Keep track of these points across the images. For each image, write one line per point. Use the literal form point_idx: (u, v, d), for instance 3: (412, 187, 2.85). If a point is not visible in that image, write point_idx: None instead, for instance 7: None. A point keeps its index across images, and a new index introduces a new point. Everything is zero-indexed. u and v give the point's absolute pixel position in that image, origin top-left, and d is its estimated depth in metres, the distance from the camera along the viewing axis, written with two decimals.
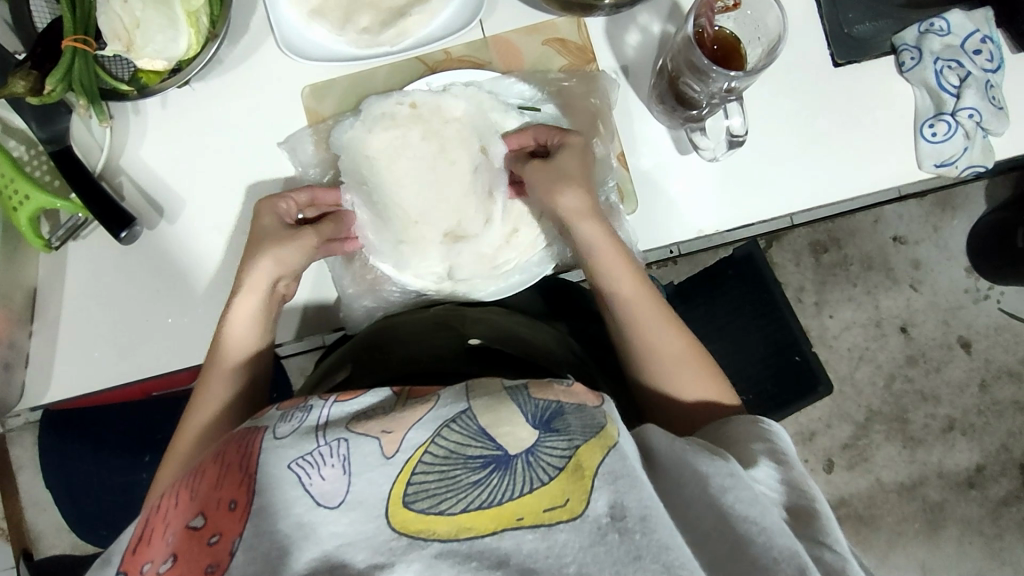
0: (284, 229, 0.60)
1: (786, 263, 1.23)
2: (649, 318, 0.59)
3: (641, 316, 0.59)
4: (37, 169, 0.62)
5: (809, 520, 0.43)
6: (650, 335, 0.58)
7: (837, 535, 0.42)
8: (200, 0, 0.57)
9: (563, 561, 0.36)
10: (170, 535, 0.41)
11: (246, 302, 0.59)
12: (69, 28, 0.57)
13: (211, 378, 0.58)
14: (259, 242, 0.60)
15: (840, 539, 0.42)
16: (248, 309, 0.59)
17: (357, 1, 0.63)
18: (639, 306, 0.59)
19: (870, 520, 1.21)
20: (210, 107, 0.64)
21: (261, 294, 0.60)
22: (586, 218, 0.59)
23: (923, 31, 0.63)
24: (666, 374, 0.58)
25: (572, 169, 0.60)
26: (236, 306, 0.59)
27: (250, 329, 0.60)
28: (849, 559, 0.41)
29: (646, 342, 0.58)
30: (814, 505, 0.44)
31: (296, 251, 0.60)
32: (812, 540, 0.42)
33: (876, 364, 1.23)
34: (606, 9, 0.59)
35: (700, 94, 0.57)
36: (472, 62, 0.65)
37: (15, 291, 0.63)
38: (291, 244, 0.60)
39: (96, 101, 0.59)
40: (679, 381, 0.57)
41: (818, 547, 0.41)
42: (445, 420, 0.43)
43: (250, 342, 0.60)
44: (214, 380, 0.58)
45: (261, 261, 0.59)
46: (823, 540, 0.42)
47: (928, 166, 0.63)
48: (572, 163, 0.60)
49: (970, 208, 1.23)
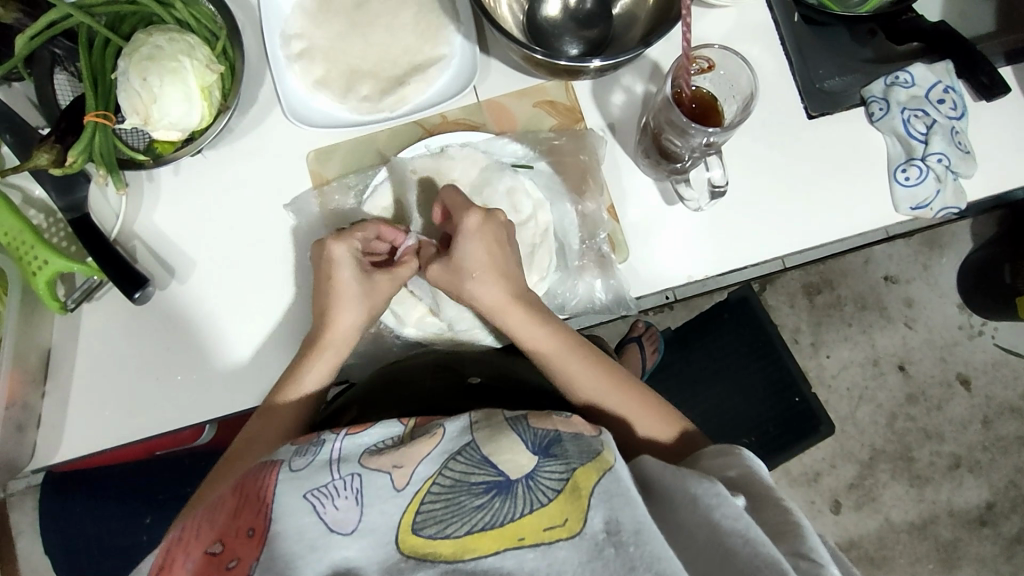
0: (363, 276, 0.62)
1: (781, 305, 1.24)
2: (588, 376, 0.61)
3: (582, 378, 0.61)
4: (55, 236, 0.66)
5: (787, 535, 0.44)
6: (595, 391, 0.61)
7: (815, 544, 0.43)
8: (213, 76, 0.62)
9: None
10: (189, 561, 0.44)
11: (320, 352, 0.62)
12: (91, 104, 0.61)
13: (257, 418, 0.60)
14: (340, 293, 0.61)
15: (819, 550, 0.43)
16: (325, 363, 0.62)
17: (358, 72, 0.68)
18: (570, 377, 0.61)
19: (882, 562, 1.20)
20: (220, 174, 0.68)
21: (342, 345, 0.62)
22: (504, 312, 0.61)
23: (889, 83, 0.68)
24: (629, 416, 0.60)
25: (483, 260, 0.60)
26: (317, 356, 0.62)
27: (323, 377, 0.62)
28: (827, 567, 0.42)
29: (595, 396, 0.61)
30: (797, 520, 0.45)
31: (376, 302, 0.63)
32: (792, 553, 0.43)
33: (876, 403, 1.24)
34: (592, 73, 0.63)
35: (682, 149, 0.61)
36: (467, 125, 0.69)
37: (31, 353, 0.65)
38: (371, 292, 0.62)
39: (114, 170, 0.63)
40: (654, 420, 0.60)
41: (793, 558, 0.42)
42: (451, 452, 0.46)
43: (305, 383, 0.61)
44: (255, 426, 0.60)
45: (343, 313, 0.61)
46: (800, 551, 0.43)
47: (904, 209, 0.66)
48: (474, 250, 0.59)
49: (957, 247, 1.26)
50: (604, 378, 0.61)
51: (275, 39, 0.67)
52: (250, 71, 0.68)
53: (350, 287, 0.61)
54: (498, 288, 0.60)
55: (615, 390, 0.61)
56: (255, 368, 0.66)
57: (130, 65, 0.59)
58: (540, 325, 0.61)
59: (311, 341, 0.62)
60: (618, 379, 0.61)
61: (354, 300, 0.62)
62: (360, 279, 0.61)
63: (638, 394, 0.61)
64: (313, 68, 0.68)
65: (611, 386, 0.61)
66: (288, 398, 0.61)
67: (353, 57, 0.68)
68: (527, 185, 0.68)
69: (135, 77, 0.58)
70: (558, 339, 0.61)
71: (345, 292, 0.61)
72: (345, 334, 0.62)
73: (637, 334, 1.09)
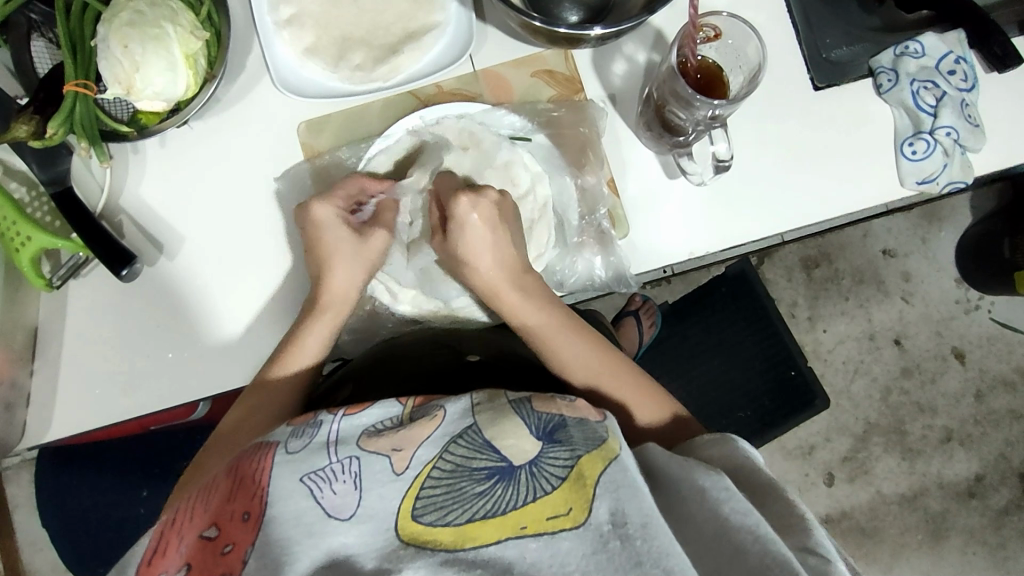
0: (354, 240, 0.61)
1: (778, 279, 1.24)
2: (586, 358, 0.60)
3: (578, 360, 0.60)
4: (38, 211, 0.63)
5: (791, 530, 0.44)
6: (595, 372, 0.60)
7: (822, 539, 0.43)
8: (198, 43, 0.59)
9: (566, 569, 0.39)
10: (183, 545, 0.43)
11: (317, 321, 0.61)
12: (71, 73, 0.58)
13: (247, 395, 0.59)
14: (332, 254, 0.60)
15: (826, 545, 0.43)
16: (318, 332, 0.61)
17: (350, 39, 0.65)
18: (574, 353, 0.60)
19: (873, 533, 1.22)
20: (209, 147, 0.66)
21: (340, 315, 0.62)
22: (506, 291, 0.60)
23: (898, 54, 0.65)
24: (624, 399, 0.59)
25: (480, 239, 0.59)
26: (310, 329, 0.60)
27: (312, 356, 0.61)
28: (835, 563, 0.41)
29: (591, 378, 0.60)
30: (802, 513, 0.45)
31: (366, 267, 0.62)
32: (799, 548, 0.43)
33: (871, 376, 1.24)
34: (592, 42, 0.61)
35: (686, 122, 0.59)
36: (463, 95, 0.67)
37: (17, 330, 0.64)
38: (360, 254, 0.61)
39: (97, 143, 0.60)
40: (652, 403, 0.60)
41: (801, 553, 0.42)
42: (452, 435, 0.45)
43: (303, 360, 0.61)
44: (248, 403, 0.59)
45: (336, 278, 0.60)
46: (806, 546, 0.43)
47: (910, 184, 0.65)
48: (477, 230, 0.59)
49: (956, 220, 1.25)
50: (604, 356, 0.61)
51: (263, 4, 0.64)
52: (236, 38, 0.66)
53: (341, 243, 0.60)
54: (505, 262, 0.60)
55: (616, 371, 0.60)
56: (245, 345, 0.65)
57: (109, 32, 0.56)
58: (541, 299, 0.60)
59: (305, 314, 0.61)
60: (616, 363, 0.61)
61: (348, 261, 0.61)
62: (352, 238, 0.61)
63: (636, 375, 0.61)
64: (302, 35, 0.65)
65: (610, 366, 0.60)
66: (288, 371, 0.60)
67: (344, 23, 0.65)
68: (525, 158, 0.65)
69: (115, 44, 0.56)
70: (555, 317, 0.60)
71: (334, 252, 0.60)
72: (344, 295, 0.61)
73: (635, 307, 1.09)
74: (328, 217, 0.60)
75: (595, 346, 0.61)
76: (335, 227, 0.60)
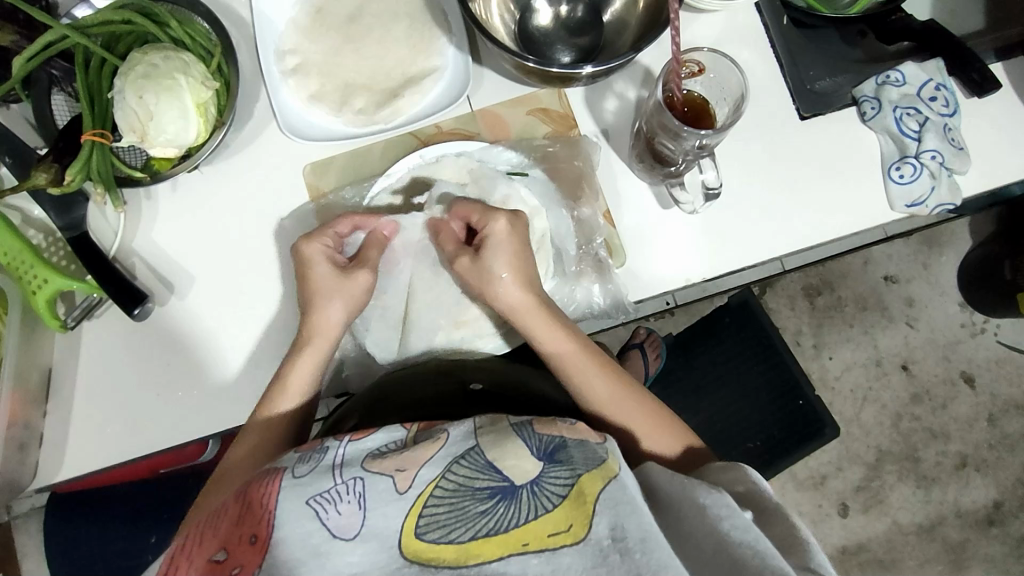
0: (341, 274, 0.62)
1: (782, 307, 1.24)
2: (597, 385, 0.61)
3: (588, 387, 0.61)
4: (54, 255, 0.66)
5: (794, 548, 0.45)
6: (605, 402, 0.60)
7: (823, 561, 0.44)
8: (209, 92, 0.62)
9: None
10: (193, 569, 0.44)
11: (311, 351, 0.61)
12: (88, 123, 0.61)
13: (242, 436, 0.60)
14: (320, 291, 0.61)
15: (827, 566, 0.44)
16: (313, 358, 0.61)
17: (352, 85, 0.69)
18: (588, 382, 0.61)
19: (892, 565, 1.19)
20: (220, 190, 0.68)
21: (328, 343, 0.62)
22: (529, 312, 0.61)
23: (880, 83, 0.68)
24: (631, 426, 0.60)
25: (512, 261, 0.61)
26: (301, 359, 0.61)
27: (306, 383, 0.61)
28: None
29: (601, 406, 0.61)
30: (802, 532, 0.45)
31: (353, 299, 0.62)
32: (801, 568, 0.44)
33: (881, 403, 1.23)
34: (584, 80, 0.63)
35: (676, 152, 0.61)
36: (461, 134, 0.69)
37: (32, 371, 0.65)
38: (354, 283, 0.62)
39: (112, 188, 0.63)
40: (656, 435, 0.60)
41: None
42: (455, 456, 0.46)
43: (301, 393, 0.61)
44: (242, 442, 0.59)
45: (322, 313, 0.61)
46: (807, 566, 0.44)
47: (900, 206, 0.66)
48: (507, 252, 0.60)
49: (956, 245, 1.26)
50: (611, 390, 0.61)
51: (270, 55, 0.68)
52: (246, 88, 0.69)
53: (324, 283, 0.61)
54: (524, 287, 0.61)
55: (626, 401, 0.61)
56: (253, 380, 0.66)
57: (125, 84, 0.59)
58: (564, 327, 0.62)
59: (296, 346, 0.62)
60: (626, 393, 0.61)
61: (331, 297, 0.61)
62: (334, 276, 0.61)
63: (641, 406, 0.61)
64: (308, 82, 0.68)
65: (618, 398, 0.61)
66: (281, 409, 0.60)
67: (348, 70, 0.69)
68: (522, 193, 0.67)
69: (130, 95, 0.59)
70: (570, 345, 0.61)
71: (320, 286, 0.61)
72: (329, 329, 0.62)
73: (640, 340, 1.09)
74: (315, 254, 0.61)
75: (600, 379, 0.61)
76: (322, 265, 0.61)
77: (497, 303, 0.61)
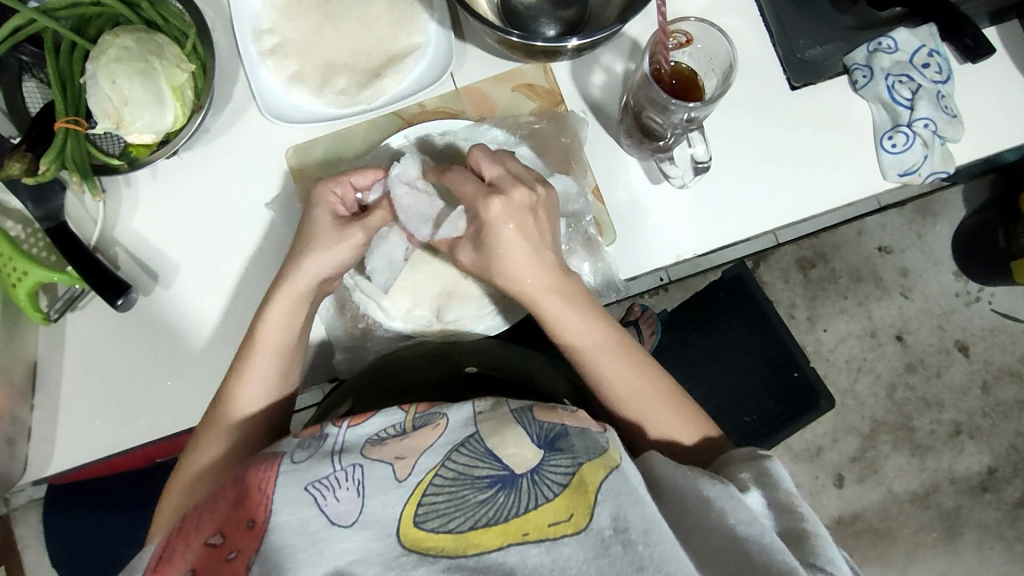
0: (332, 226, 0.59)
1: (776, 281, 1.24)
2: (629, 376, 0.58)
3: (620, 380, 0.58)
4: (34, 246, 0.65)
5: (800, 543, 0.45)
6: (633, 392, 0.58)
7: (832, 554, 0.44)
8: (184, 75, 0.61)
9: (568, 572, 0.40)
10: (190, 552, 0.44)
11: (281, 302, 0.59)
12: (61, 110, 0.60)
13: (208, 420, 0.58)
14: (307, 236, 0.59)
15: (837, 562, 0.44)
16: (282, 307, 0.59)
17: (333, 64, 0.67)
18: (616, 368, 0.58)
19: (888, 533, 1.20)
20: (198, 175, 0.67)
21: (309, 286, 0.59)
22: (551, 294, 0.57)
23: (871, 50, 0.66)
24: (657, 422, 0.58)
25: (515, 239, 0.56)
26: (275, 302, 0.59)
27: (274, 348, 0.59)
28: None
29: (624, 395, 0.58)
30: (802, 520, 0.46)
31: (349, 252, 0.59)
32: (809, 565, 0.44)
33: (875, 374, 1.23)
34: (569, 53, 0.61)
35: (663, 126, 0.60)
36: (445, 112, 0.68)
37: (17, 365, 0.64)
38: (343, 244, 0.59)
39: (89, 176, 0.61)
40: (674, 428, 0.58)
41: (811, 569, 0.43)
42: (455, 443, 0.46)
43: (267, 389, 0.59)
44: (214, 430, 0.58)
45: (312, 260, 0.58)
46: (814, 562, 0.44)
47: (892, 176, 0.65)
48: (510, 242, 0.55)
49: (951, 214, 1.25)
50: (619, 379, 0.58)
51: (247, 35, 0.66)
52: (223, 70, 0.68)
53: (320, 228, 0.59)
54: (545, 266, 0.57)
55: (654, 395, 0.58)
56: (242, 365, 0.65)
57: (97, 69, 0.58)
58: (587, 312, 0.58)
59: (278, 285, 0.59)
60: (657, 383, 0.59)
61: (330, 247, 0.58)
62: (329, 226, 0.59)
63: (653, 403, 0.58)
64: (287, 63, 0.66)
65: (624, 390, 0.58)
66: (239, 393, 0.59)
67: (327, 49, 0.67)
68: None
69: (104, 81, 0.58)
70: (600, 333, 0.58)
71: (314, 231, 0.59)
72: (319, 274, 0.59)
73: (634, 316, 1.04)
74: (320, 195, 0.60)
75: (598, 373, 0.58)
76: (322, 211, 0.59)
77: (514, 292, 0.58)
